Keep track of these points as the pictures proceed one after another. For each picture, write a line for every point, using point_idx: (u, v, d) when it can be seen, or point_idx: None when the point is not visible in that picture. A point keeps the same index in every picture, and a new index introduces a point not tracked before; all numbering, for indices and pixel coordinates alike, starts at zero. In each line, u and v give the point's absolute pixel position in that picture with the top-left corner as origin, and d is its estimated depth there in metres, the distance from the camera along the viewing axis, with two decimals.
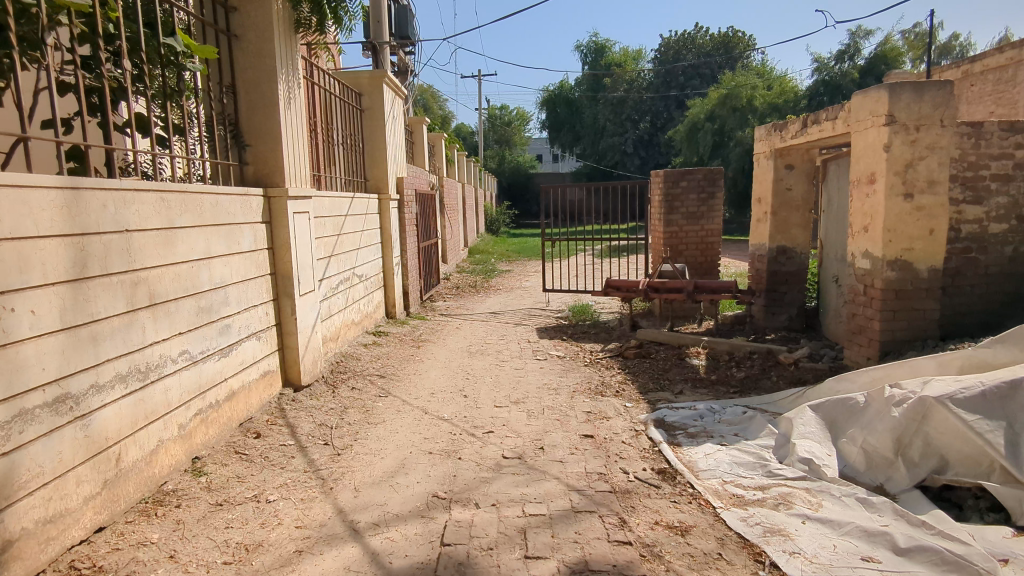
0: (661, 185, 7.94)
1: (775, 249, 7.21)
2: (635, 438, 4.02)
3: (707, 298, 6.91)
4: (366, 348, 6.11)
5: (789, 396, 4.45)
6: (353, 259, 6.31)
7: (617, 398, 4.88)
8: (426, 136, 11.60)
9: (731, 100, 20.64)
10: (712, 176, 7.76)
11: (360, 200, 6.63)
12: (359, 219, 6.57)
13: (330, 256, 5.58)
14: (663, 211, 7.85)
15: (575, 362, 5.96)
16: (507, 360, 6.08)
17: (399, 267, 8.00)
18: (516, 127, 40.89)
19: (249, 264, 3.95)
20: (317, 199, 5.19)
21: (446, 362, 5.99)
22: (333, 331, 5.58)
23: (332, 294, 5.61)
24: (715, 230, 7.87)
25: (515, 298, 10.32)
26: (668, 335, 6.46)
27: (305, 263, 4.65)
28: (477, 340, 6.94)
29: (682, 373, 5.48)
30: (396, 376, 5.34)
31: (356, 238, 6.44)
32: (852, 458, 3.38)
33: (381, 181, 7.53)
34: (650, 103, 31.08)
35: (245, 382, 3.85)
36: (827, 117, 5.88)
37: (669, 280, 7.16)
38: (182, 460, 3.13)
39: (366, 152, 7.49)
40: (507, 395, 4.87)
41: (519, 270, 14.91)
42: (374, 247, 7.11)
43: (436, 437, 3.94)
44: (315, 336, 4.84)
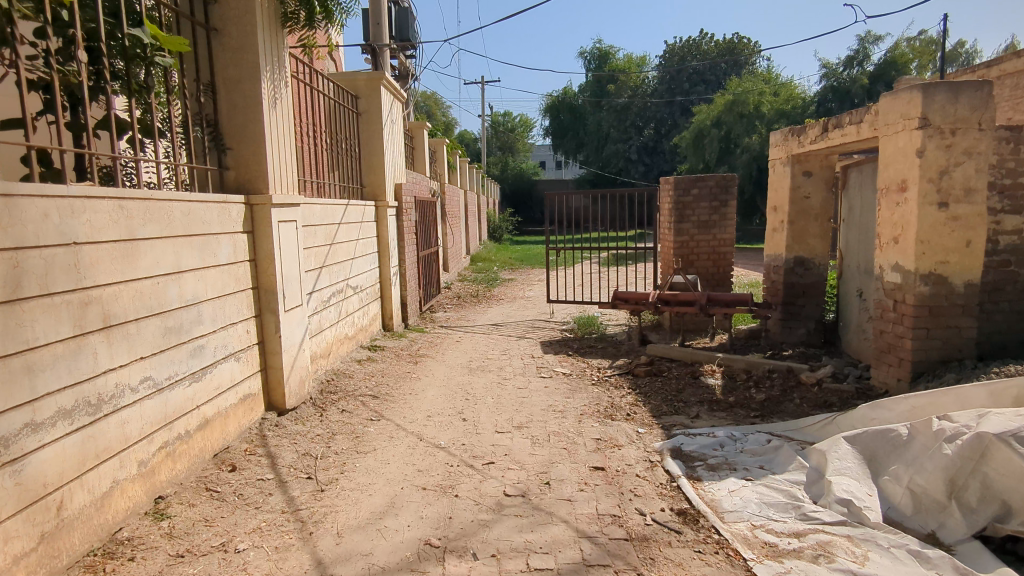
0: (671, 192, 7.60)
1: (793, 260, 6.85)
2: (650, 470, 3.65)
3: (721, 312, 6.55)
4: (359, 364, 5.76)
5: (817, 422, 4.08)
6: (346, 270, 5.96)
7: (629, 422, 4.52)
8: (426, 141, 11.29)
9: (738, 106, 20.32)
10: (725, 183, 7.42)
11: (355, 207, 6.30)
12: (353, 228, 6.23)
13: (321, 267, 5.24)
14: (673, 219, 7.50)
15: (582, 381, 5.60)
16: (510, 377, 5.72)
17: (397, 277, 7.67)
18: (520, 134, 40.66)
19: (227, 277, 3.61)
20: (306, 207, 4.86)
21: (444, 379, 5.63)
22: (324, 347, 5.24)
23: (323, 308, 5.27)
24: (728, 240, 7.51)
25: (517, 309, 9.96)
26: (680, 351, 6.09)
27: (291, 275, 4.31)
28: (478, 355, 6.58)
29: (698, 394, 5.11)
30: (391, 396, 4.98)
31: (350, 247, 6.10)
32: (897, 500, 3.01)
33: (379, 187, 7.21)
34: (654, 109, 30.79)
35: (221, 408, 3.50)
36: (851, 121, 5.54)
37: (680, 293, 6.81)
38: (142, 502, 2.78)
39: (363, 158, 7.16)
40: (510, 419, 4.50)
41: (522, 278, 14.56)
42: (370, 257, 6.77)
43: (431, 469, 3.58)
44: (303, 354, 4.49)
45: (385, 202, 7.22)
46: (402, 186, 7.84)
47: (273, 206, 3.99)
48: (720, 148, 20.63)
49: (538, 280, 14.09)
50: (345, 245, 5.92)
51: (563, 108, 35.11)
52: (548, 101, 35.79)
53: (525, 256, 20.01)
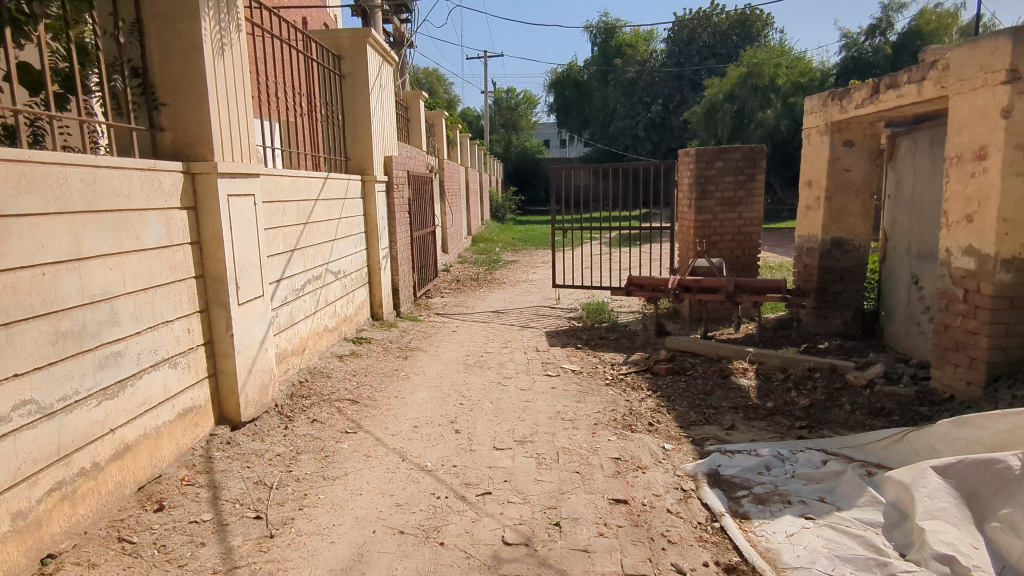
0: (691, 165, 6.82)
1: (829, 241, 6.09)
2: (683, 504, 2.95)
3: (750, 300, 5.81)
4: (340, 360, 5.07)
5: (884, 440, 3.36)
6: (325, 253, 5.24)
7: (652, 435, 3.81)
8: (423, 113, 10.49)
9: (753, 79, 19.36)
10: (753, 155, 6.63)
11: (336, 181, 5.56)
12: (334, 205, 5.49)
13: (292, 250, 4.51)
14: (695, 196, 6.73)
15: (594, 381, 4.89)
16: (511, 375, 5.02)
17: (387, 260, 6.96)
18: (523, 111, 39.56)
19: (157, 265, 2.89)
20: (270, 179, 4.12)
21: (435, 379, 4.93)
22: (297, 342, 4.55)
23: (295, 297, 4.57)
24: (755, 219, 6.75)
25: (520, 294, 9.23)
26: (706, 345, 5.37)
27: (249, 260, 3.58)
28: (475, 349, 5.88)
29: (729, 398, 4.40)
30: (371, 401, 4.28)
31: (330, 227, 5.37)
32: (1017, 557, 2.32)
33: (366, 159, 6.46)
34: (663, 84, 29.75)
35: (150, 429, 2.81)
36: (909, 79, 4.74)
37: (703, 278, 6.07)
38: (21, 566, 2.10)
39: (346, 126, 6.39)
40: (510, 431, 3.81)
41: (525, 260, 13.81)
42: (355, 238, 6.05)
43: (412, 503, 2.89)
44: (265, 354, 3.79)
45: (373, 176, 6.47)
46: (393, 159, 7.08)
47: (221, 176, 3.25)
48: (733, 124, 19.73)
49: (543, 263, 13.34)
50: (324, 225, 5.20)
51: (567, 83, 34.04)
52: (553, 76, 34.69)
53: (529, 237, 19.23)
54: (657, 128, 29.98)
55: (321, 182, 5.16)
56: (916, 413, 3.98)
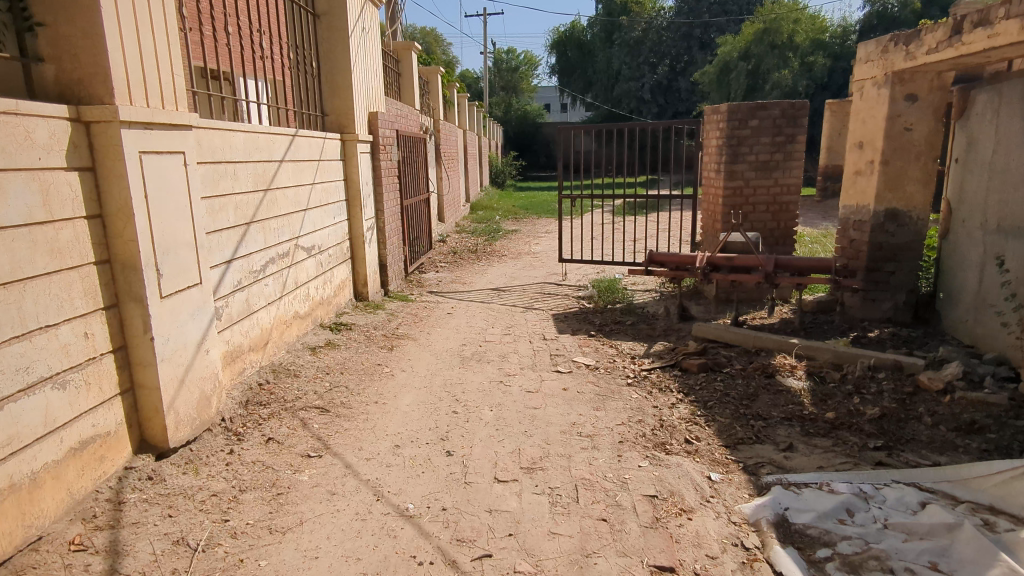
0: (721, 124, 5.94)
1: (883, 213, 5.25)
2: (749, 572, 2.21)
3: (792, 282, 5.02)
4: (313, 354, 4.29)
5: (1001, 477, 2.59)
6: (294, 225, 4.42)
7: (692, 458, 3.06)
8: (415, 68, 9.50)
9: (770, 35, 18.16)
10: (793, 111, 5.75)
11: (307, 139, 4.69)
12: (305, 168, 4.64)
13: (248, 223, 3.68)
14: (725, 160, 5.88)
15: (613, 380, 4.13)
16: (516, 371, 4.26)
17: (373, 231, 6.12)
18: (523, 72, 38.04)
19: (26, 248, 2.08)
20: (211, 132, 3.25)
21: (424, 377, 4.15)
22: (255, 336, 3.75)
23: (253, 280, 3.76)
24: (793, 186, 5.91)
25: (523, 269, 8.42)
26: (742, 335, 4.59)
27: (180, 238, 2.76)
28: (473, 337, 5.09)
29: (779, 405, 3.64)
30: (344, 410, 3.50)
31: (299, 195, 4.52)
32: None
33: (345, 114, 5.57)
34: (670, 44, 28.38)
35: (21, 478, 2.04)
36: (1005, 14, 3.85)
37: (737, 256, 5.24)
38: None
39: (322, 76, 5.49)
40: (515, 455, 3.05)
41: (527, 230, 12.95)
42: (331, 208, 5.20)
43: (383, 573, 2.14)
44: (207, 357, 3.00)
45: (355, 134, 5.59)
46: (379, 115, 6.17)
47: (127, 124, 2.40)
48: (747, 84, 18.58)
49: (546, 233, 12.48)
50: (291, 192, 4.36)
51: (570, 44, 32.59)
52: (555, 36, 33.20)
53: (531, 204, 18.31)
54: (664, 90, 28.71)
55: (287, 140, 4.31)
56: (1018, 429, 3.20)
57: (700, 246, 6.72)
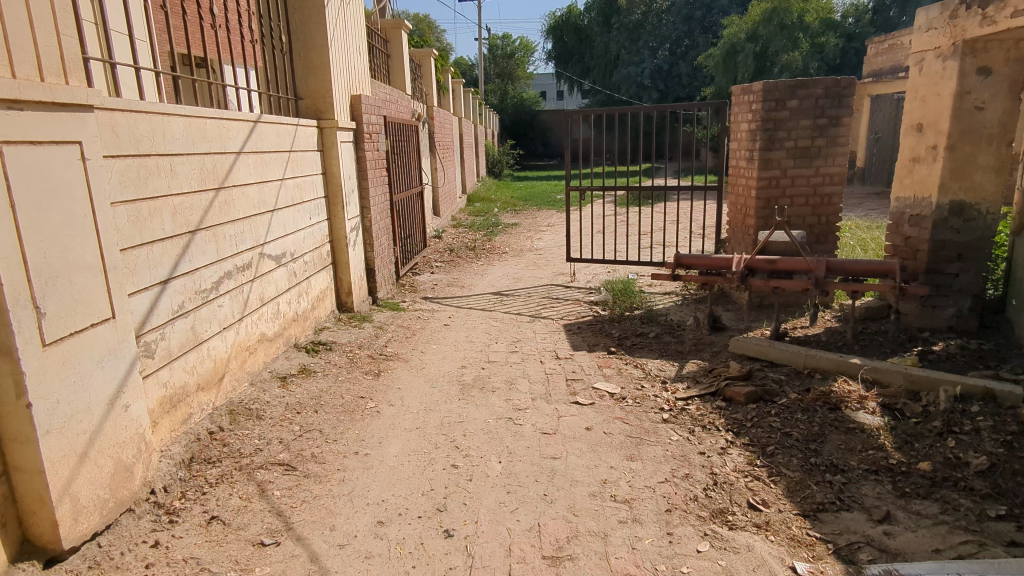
0: (755, 105, 5.21)
1: (948, 206, 4.52)
2: None
3: (847, 290, 4.32)
4: (282, 387, 3.57)
5: None
6: (257, 230, 3.67)
7: (763, 535, 2.35)
8: (405, 48, 8.71)
9: (779, 15, 17.29)
10: (838, 90, 5.01)
11: (272, 125, 3.94)
12: (271, 161, 3.90)
13: (192, 230, 2.94)
14: (759, 146, 5.16)
15: (645, 415, 3.43)
16: (527, 404, 3.55)
17: (357, 232, 5.38)
18: (519, 59, 37.09)
19: None
20: (131, 117, 2.50)
21: (416, 412, 3.43)
22: (204, 371, 3.02)
23: (202, 303, 3.02)
24: (836, 176, 5.18)
25: (526, 269, 7.70)
26: (793, 354, 3.91)
27: (77, 260, 2.03)
28: (473, 356, 4.37)
29: (857, 451, 2.93)
30: (314, 468, 2.78)
31: (264, 192, 3.78)
32: None
33: (322, 97, 4.81)
34: (671, 27, 27.45)
35: None
36: None
37: (779, 258, 4.51)
38: None
39: (295, 53, 4.72)
40: (534, 535, 2.34)
41: (528, 223, 12.22)
42: (306, 206, 4.45)
43: None
44: (128, 415, 2.26)
45: (334, 120, 4.83)
46: (362, 98, 5.40)
47: None
48: (755, 66, 17.74)
49: (548, 226, 11.75)
50: (253, 190, 3.61)
51: (567, 29, 31.65)
52: (552, 21, 32.27)
53: (529, 195, 17.57)
54: (666, 76, 27.78)
55: (246, 127, 3.56)
56: None
57: (727, 243, 6.01)
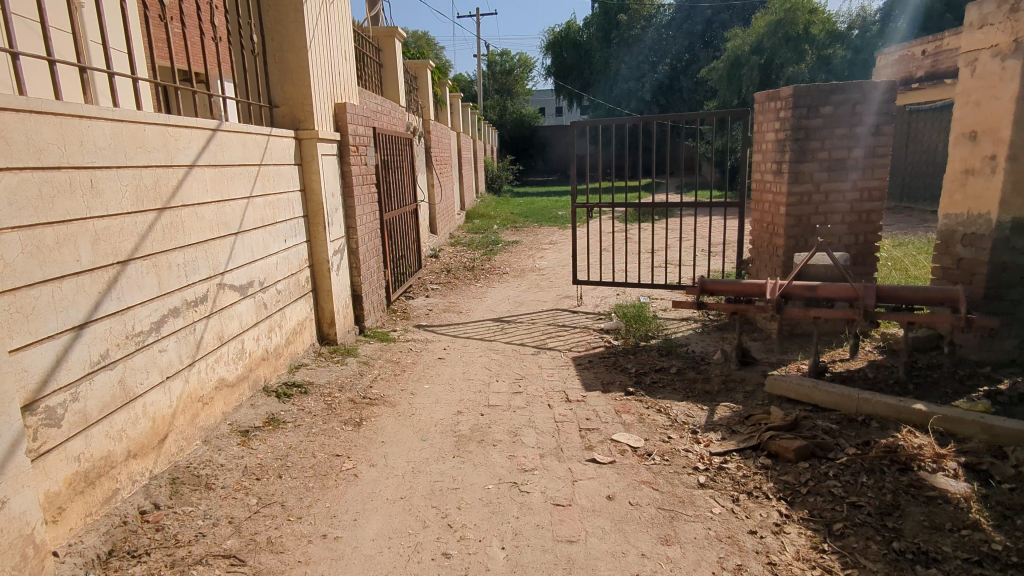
0: (783, 113, 4.70)
1: (1010, 224, 3.98)
2: None
3: (900, 321, 3.74)
4: (243, 443, 2.99)
5: None
6: (215, 257, 3.12)
7: None
8: (398, 58, 8.23)
9: (783, 27, 17.22)
10: (877, 95, 4.51)
11: (237, 135, 3.40)
12: (234, 176, 3.36)
13: (123, 260, 2.39)
14: (789, 157, 4.64)
15: (678, 478, 2.85)
16: (534, 463, 2.98)
17: (341, 255, 4.83)
18: (518, 75, 36.91)
19: None
20: (31, 120, 1.97)
21: (401, 475, 2.86)
22: (139, 433, 2.45)
23: (136, 349, 2.46)
24: (874, 190, 4.66)
25: (528, 292, 7.15)
26: (843, 398, 3.40)
27: None
28: (470, 399, 3.80)
29: (947, 531, 2.35)
30: (268, 561, 2.20)
31: (225, 212, 3.23)
32: None
33: (300, 104, 4.28)
34: (670, 42, 27.21)
35: None
36: None
37: (821, 285, 3.90)
38: None
39: (269, 55, 4.21)
40: None
41: (529, 241, 11.69)
42: (280, 228, 3.90)
43: None
44: (4, 514, 1.70)
45: (314, 130, 4.30)
46: (347, 106, 4.88)
47: None
48: (760, 78, 17.66)
49: (550, 245, 11.23)
50: (210, 211, 3.07)
51: (566, 45, 31.46)
52: (551, 37, 32.12)
53: (531, 212, 17.08)
54: (666, 90, 27.49)
55: (202, 136, 3.03)
56: None
57: (750, 265, 5.46)
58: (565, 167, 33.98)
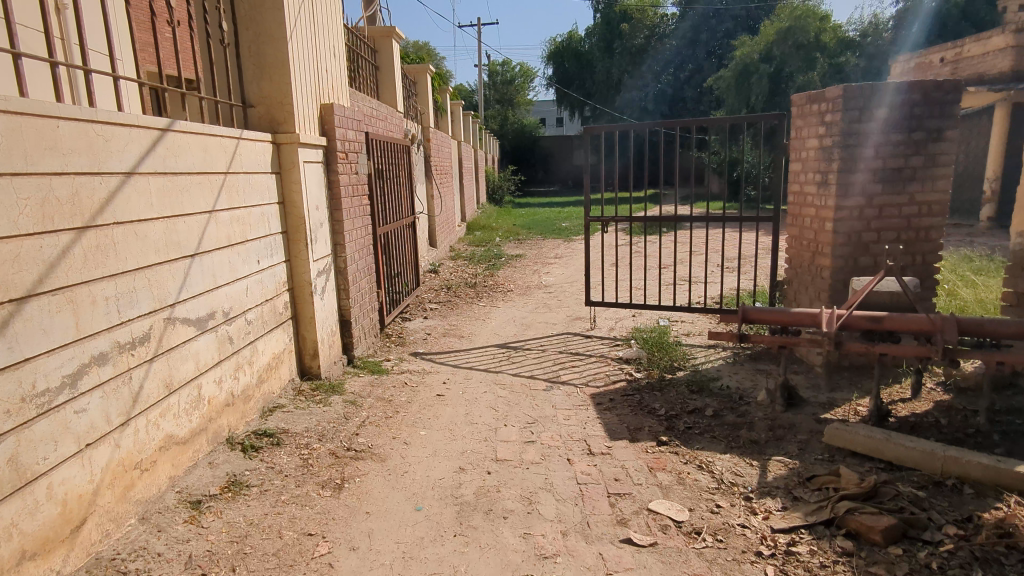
0: (829, 117, 4.14)
1: None
2: None
3: (987, 361, 3.07)
4: (191, 520, 2.38)
5: None
6: (163, 286, 2.54)
7: None
8: (395, 59, 7.66)
9: (794, 34, 16.72)
10: (938, 97, 3.96)
11: (197, 137, 2.83)
12: (192, 186, 2.79)
13: (17, 298, 1.81)
14: (837, 167, 4.07)
15: (739, 569, 2.26)
16: (556, 546, 2.38)
17: (327, 276, 4.25)
18: (519, 85, 36.51)
19: None
20: None
21: (388, 563, 2.26)
22: (40, 525, 1.86)
23: (38, 413, 1.87)
24: (933, 204, 4.11)
25: (535, 314, 6.55)
26: (920, 455, 2.84)
27: None
28: (475, 452, 3.20)
29: None
30: None
31: (178, 230, 2.65)
32: None
33: (278, 104, 3.71)
34: (674, 51, 26.76)
35: None
36: None
37: (886, 315, 3.32)
38: None
39: (242, 47, 3.65)
40: None
41: (533, 255, 11.12)
42: (249, 247, 3.32)
43: None
44: None
45: (294, 132, 3.73)
46: (335, 107, 4.31)
47: None
48: (770, 88, 17.24)
49: (556, 259, 10.64)
50: (156, 229, 2.50)
51: (567, 54, 31.03)
52: (553, 46, 31.69)
53: (534, 223, 16.53)
54: (671, 100, 27.01)
55: (147, 137, 2.45)
56: None
57: (786, 287, 4.88)
58: (567, 178, 33.52)
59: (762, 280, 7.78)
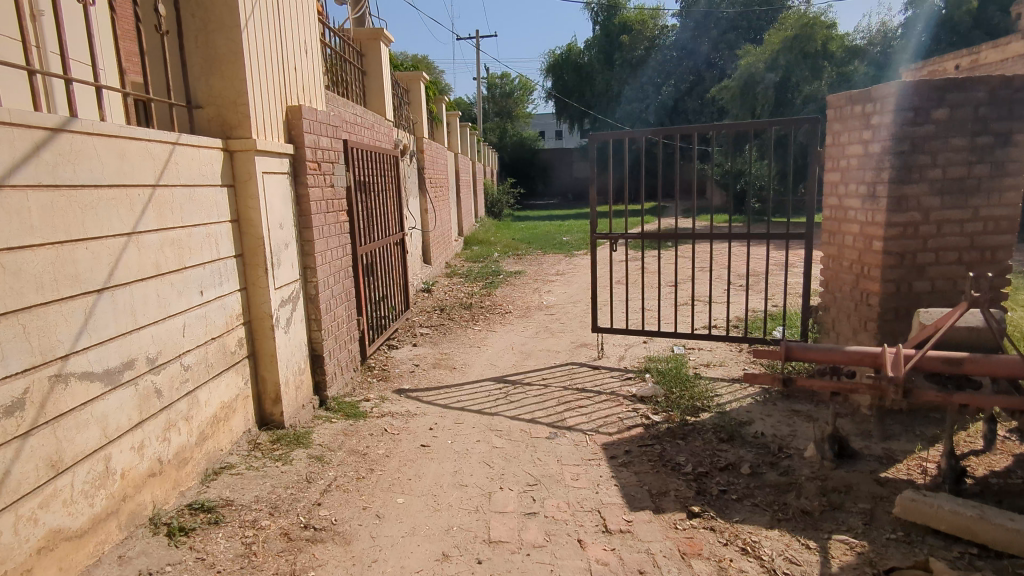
0: (877, 120, 3.57)
1: None
2: None
3: None
4: None
5: None
6: (50, 333, 1.94)
7: None
8: (384, 64, 7.11)
9: (800, 42, 16.33)
10: (1006, 96, 3.39)
11: (110, 142, 2.25)
12: (101, 203, 2.20)
13: None
14: (887, 176, 3.49)
15: None
16: None
17: (294, 306, 3.64)
18: (518, 97, 36.18)
19: None
20: None
21: None
22: None
23: None
24: (1000, 221, 3.52)
25: (536, 340, 5.93)
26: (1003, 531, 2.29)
27: None
28: (462, 530, 2.59)
29: None
30: None
31: (76, 260, 2.06)
32: None
33: (231, 104, 3.13)
34: (675, 62, 26.40)
35: None
36: None
37: (971, 359, 2.68)
38: None
39: (187, 37, 3.07)
40: None
41: (533, 272, 10.53)
42: (187, 276, 2.72)
43: None
44: None
45: (250, 137, 3.15)
46: (304, 110, 3.73)
47: None
48: (775, 97, 16.96)
49: (557, 276, 10.04)
50: (38, 259, 1.91)
51: (567, 67, 30.73)
52: (552, 59, 31.36)
53: (534, 238, 15.96)
54: (671, 112, 26.62)
55: (26, 139, 1.87)
56: None
57: (823, 314, 4.27)
58: (567, 190, 33.07)
59: (781, 300, 7.17)
